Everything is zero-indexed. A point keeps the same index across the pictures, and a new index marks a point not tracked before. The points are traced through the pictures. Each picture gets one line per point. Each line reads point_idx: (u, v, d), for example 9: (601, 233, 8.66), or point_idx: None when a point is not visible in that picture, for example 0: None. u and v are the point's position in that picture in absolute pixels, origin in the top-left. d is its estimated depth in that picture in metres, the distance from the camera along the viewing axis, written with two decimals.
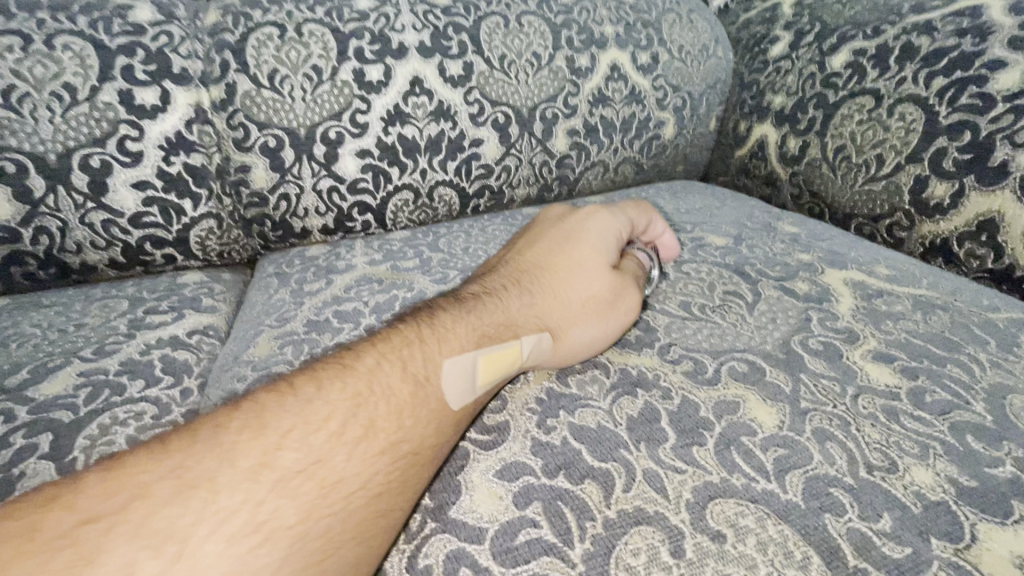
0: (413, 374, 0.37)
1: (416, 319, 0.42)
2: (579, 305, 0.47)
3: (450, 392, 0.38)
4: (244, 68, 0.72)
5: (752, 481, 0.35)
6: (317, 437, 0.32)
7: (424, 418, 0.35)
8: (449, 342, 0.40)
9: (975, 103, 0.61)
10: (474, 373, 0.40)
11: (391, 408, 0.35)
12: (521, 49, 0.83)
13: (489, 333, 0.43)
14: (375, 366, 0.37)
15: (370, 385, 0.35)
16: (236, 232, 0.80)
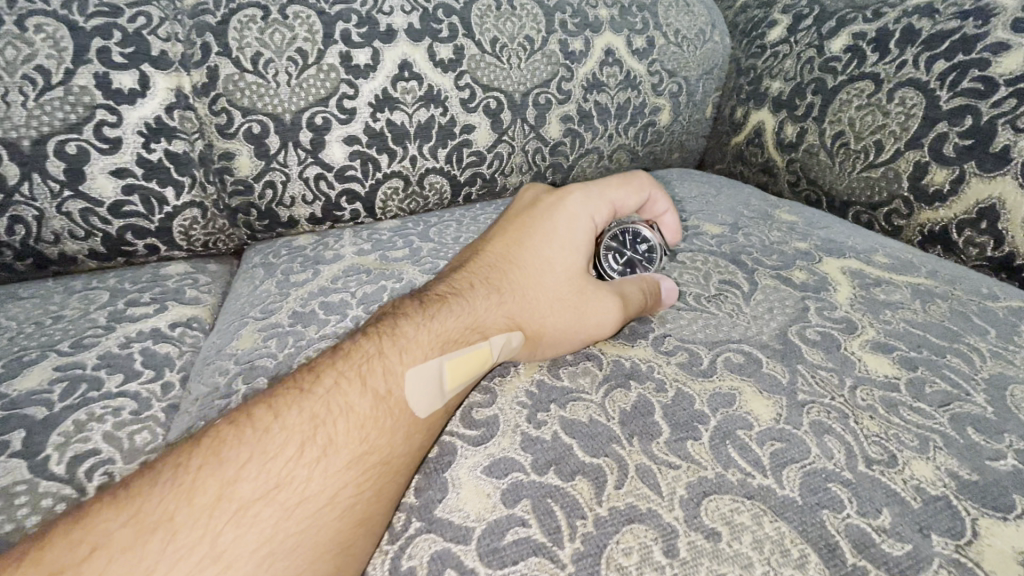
0: (373, 386, 0.35)
1: (377, 327, 0.40)
2: (559, 303, 0.45)
3: (417, 400, 0.36)
4: (226, 51, 0.70)
5: (748, 477, 0.34)
6: (276, 462, 0.30)
7: (390, 428, 0.34)
8: (411, 349, 0.38)
9: (976, 88, 0.60)
10: (442, 380, 0.37)
11: (353, 423, 0.33)
12: (513, 33, 0.80)
13: (458, 336, 0.40)
14: (334, 381, 0.35)
15: (328, 403, 0.34)
16: (221, 221, 0.78)
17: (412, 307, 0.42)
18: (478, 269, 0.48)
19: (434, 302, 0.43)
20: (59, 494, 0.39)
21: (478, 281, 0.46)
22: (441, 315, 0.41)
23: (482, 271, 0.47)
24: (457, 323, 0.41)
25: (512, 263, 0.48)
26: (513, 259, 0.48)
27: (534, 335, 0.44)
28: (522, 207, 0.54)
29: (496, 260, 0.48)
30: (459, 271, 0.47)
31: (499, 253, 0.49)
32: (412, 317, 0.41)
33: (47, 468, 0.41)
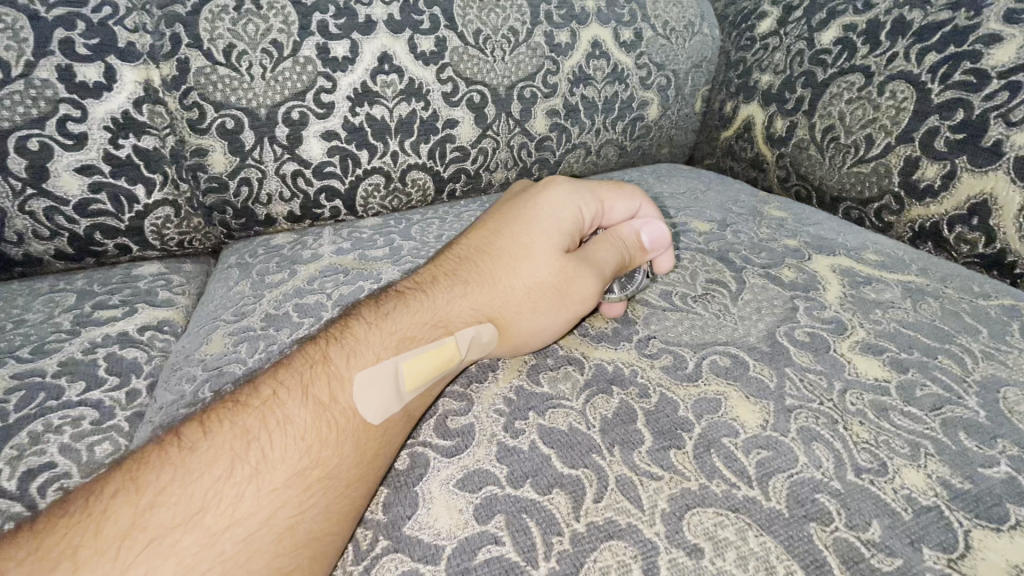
0: (316, 396, 0.34)
1: (328, 336, 0.39)
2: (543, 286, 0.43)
3: (365, 405, 0.34)
4: (197, 42, 0.67)
5: (733, 488, 0.33)
6: (202, 483, 0.29)
7: (332, 440, 0.33)
8: (360, 354, 0.37)
9: (968, 80, 0.58)
10: (394, 382, 0.36)
11: (290, 437, 0.32)
12: (497, 24, 0.78)
13: (413, 337, 0.39)
14: (272, 396, 0.34)
15: (264, 418, 0.33)
16: (196, 219, 0.75)
17: (366, 313, 0.41)
18: (440, 268, 0.46)
19: (390, 305, 0.42)
20: (8, 512, 0.37)
21: (439, 280, 0.44)
22: (396, 317, 0.40)
23: (441, 272, 0.46)
24: (414, 325, 0.40)
25: (476, 260, 0.46)
26: (476, 255, 0.46)
27: (502, 330, 0.42)
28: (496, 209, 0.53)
29: (459, 259, 0.47)
30: (421, 272, 0.46)
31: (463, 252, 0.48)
32: (366, 322, 0.40)
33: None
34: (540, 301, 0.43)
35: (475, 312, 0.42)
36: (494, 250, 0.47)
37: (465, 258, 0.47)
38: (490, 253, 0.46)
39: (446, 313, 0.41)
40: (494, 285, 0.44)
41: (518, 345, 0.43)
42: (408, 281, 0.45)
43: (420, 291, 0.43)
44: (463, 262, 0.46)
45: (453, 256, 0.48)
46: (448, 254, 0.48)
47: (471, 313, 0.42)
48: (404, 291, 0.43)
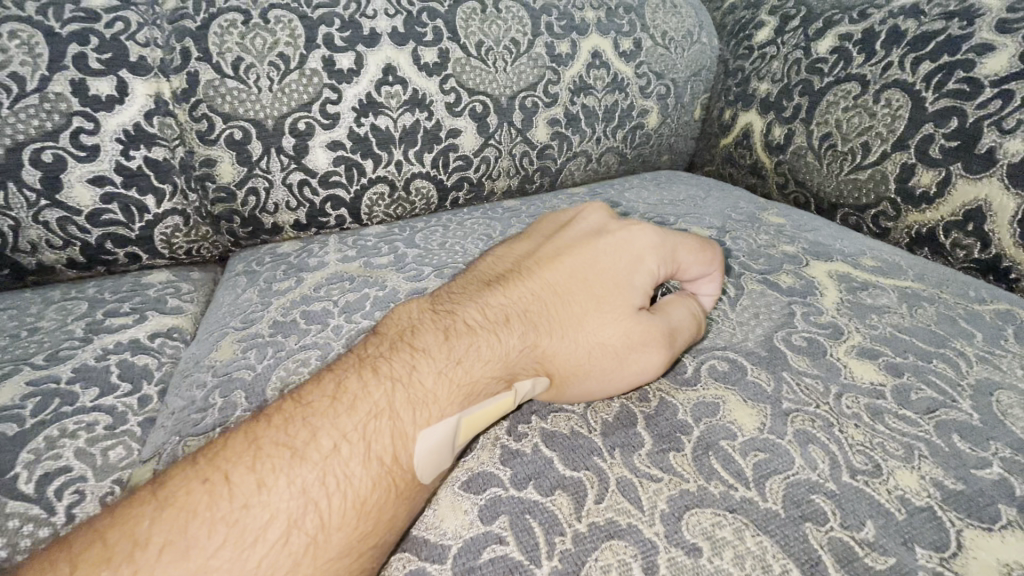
0: (379, 453, 0.31)
1: (391, 372, 0.36)
2: (609, 351, 0.39)
3: (424, 467, 0.32)
4: (207, 56, 0.69)
5: (731, 489, 0.33)
6: (258, 549, 0.27)
7: (391, 505, 0.31)
8: (428, 405, 0.34)
9: (961, 89, 0.60)
10: (454, 437, 0.34)
11: (351, 500, 0.29)
12: (499, 35, 0.80)
13: (478, 385, 0.36)
14: (332, 447, 0.31)
15: (323, 475, 0.30)
16: (204, 228, 0.76)
17: (432, 345, 0.38)
18: (501, 294, 0.43)
19: (454, 337, 0.39)
20: (26, 514, 0.38)
21: (503, 311, 0.41)
22: (461, 356, 0.37)
23: (503, 303, 0.42)
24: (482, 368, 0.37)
25: (540, 290, 0.43)
26: (543, 290, 0.43)
27: (561, 381, 0.39)
28: (563, 234, 0.49)
29: (523, 287, 0.43)
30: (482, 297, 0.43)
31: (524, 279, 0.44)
32: (432, 358, 0.37)
33: (15, 487, 0.40)
34: (602, 364, 0.39)
35: (539, 356, 0.39)
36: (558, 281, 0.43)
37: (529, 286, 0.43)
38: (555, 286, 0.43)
39: (510, 355, 0.38)
40: (562, 329, 0.40)
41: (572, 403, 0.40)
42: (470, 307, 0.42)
43: (484, 323, 0.40)
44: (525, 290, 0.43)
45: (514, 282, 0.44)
46: (511, 281, 0.44)
47: (534, 357, 0.39)
48: (468, 323, 0.40)
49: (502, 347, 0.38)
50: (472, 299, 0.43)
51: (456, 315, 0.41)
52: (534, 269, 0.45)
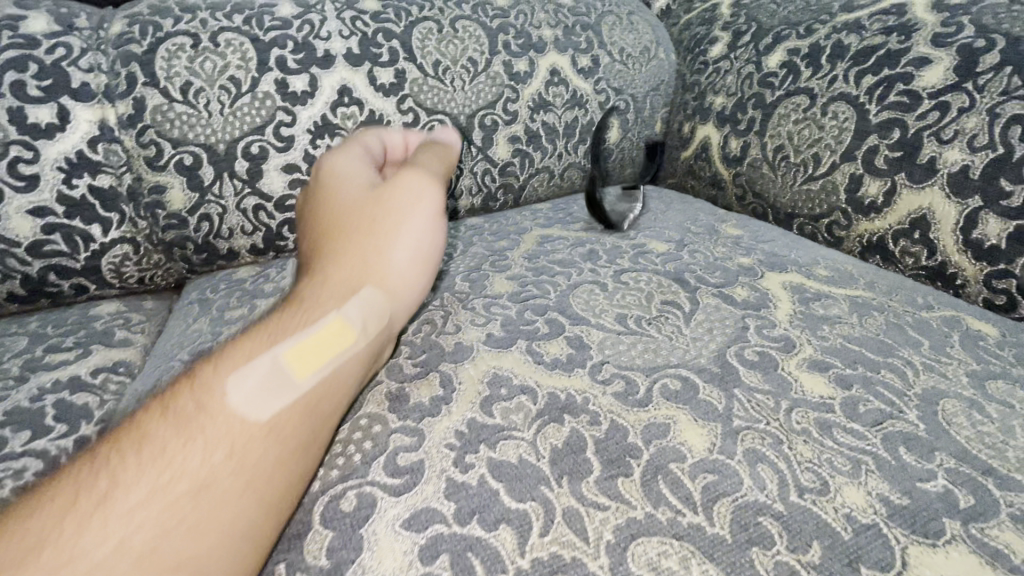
0: (228, 384, 0.35)
1: (102, 497, 0.29)
2: (388, 253, 0.47)
3: (261, 404, 0.35)
4: (153, 81, 0.67)
5: (678, 515, 0.33)
6: (112, 475, 0.30)
7: (226, 453, 0.33)
8: (289, 333, 0.40)
9: (902, 101, 0.62)
10: (305, 347, 0.39)
11: (193, 441, 0.32)
12: (456, 55, 0.80)
13: (341, 294, 0.44)
14: (206, 376, 0.36)
15: (178, 411, 0.34)
16: (156, 256, 0.74)
17: (166, 456, 0.31)
18: (274, 379, 0.36)
19: (186, 451, 0.32)
20: None
21: (270, 403, 0.35)
22: (190, 473, 0.31)
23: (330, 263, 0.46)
24: (292, 388, 0.37)
25: (328, 382, 0.38)
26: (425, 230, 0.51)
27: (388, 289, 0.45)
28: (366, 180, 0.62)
29: (340, 260, 0.46)
30: (242, 373, 0.36)
31: (313, 369, 0.38)
32: (154, 480, 0.30)
33: None
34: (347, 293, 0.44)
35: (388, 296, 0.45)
36: (343, 387, 0.39)
37: (312, 385, 0.37)
38: (334, 391, 0.39)
39: (257, 477, 0.33)
40: (373, 241, 0.47)
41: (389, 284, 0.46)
42: (230, 390, 0.35)
43: (244, 434, 0.34)
44: (302, 390, 0.37)
45: (284, 360, 0.38)
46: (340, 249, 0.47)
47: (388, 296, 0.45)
48: (218, 415, 0.34)
49: (241, 466, 0.33)
50: (241, 372, 0.36)
51: (216, 403, 0.34)
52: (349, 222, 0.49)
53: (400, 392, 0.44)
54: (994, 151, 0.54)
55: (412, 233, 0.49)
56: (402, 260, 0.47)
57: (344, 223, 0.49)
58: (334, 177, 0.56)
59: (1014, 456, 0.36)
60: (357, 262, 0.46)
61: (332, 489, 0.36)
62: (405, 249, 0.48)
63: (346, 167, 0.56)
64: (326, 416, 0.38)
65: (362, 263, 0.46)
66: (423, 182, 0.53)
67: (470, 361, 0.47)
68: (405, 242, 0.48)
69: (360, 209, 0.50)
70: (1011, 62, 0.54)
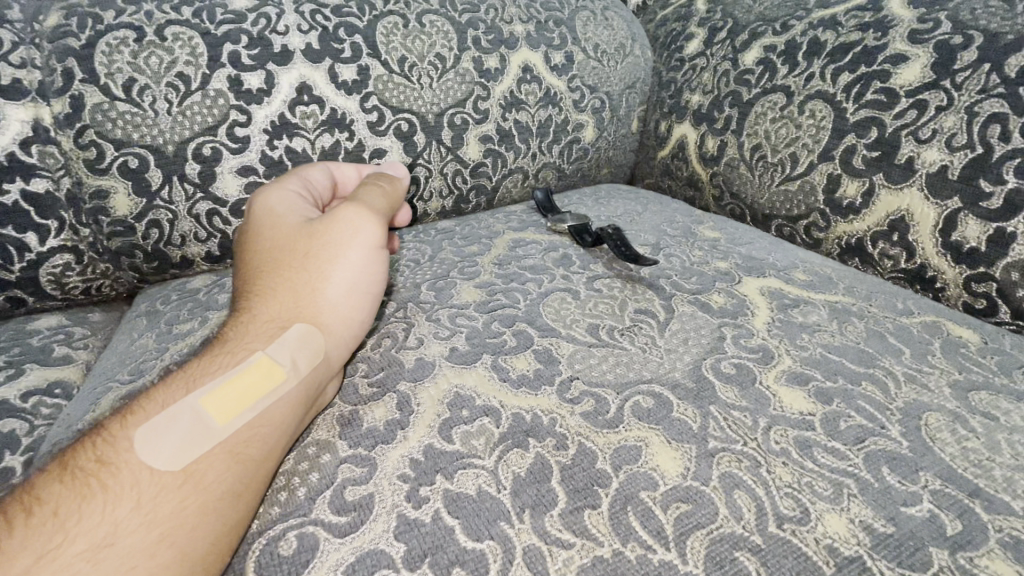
0: (137, 439, 0.33)
1: None
2: (322, 285, 0.44)
3: (171, 457, 0.32)
4: (93, 77, 0.60)
5: (649, 552, 0.30)
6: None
7: (129, 511, 0.29)
8: (207, 378, 0.37)
9: (879, 99, 0.60)
10: (222, 392, 0.36)
11: (93, 501, 0.29)
12: (423, 51, 0.75)
13: (269, 332, 0.41)
14: (114, 430, 0.33)
15: (79, 472, 0.31)
16: (102, 265, 0.67)
17: (61, 520, 0.28)
18: (189, 428, 0.34)
19: (83, 513, 0.29)
20: None
21: (182, 451, 0.32)
22: (89, 533, 0.28)
23: (259, 295, 0.43)
24: (208, 435, 0.34)
25: (254, 425, 0.35)
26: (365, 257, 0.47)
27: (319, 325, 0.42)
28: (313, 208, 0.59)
29: (270, 291, 0.43)
30: (152, 425, 0.33)
31: (236, 413, 0.35)
32: (43, 547, 0.27)
33: None
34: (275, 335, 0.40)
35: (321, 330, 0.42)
36: (273, 431, 0.36)
37: (234, 431, 0.34)
38: (263, 436, 0.35)
39: (171, 530, 0.29)
40: (306, 274, 0.44)
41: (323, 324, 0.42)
42: (140, 443, 0.32)
43: (153, 488, 0.31)
44: (222, 437, 0.34)
45: (202, 407, 0.35)
46: (270, 280, 0.44)
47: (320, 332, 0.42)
48: (125, 468, 0.31)
49: (151, 521, 0.29)
50: (153, 422, 0.34)
51: (123, 456, 0.32)
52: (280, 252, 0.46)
53: (353, 416, 0.41)
54: (972, 150, 0.53)
55: (348, 266, 0.45)
56: (339, 293, 0.44)
57: (276, 257, 0.45)
58: (266, 212, 0.50)
59: (1000, 475, 0.35)
60: (287, 294, 0.43)
61: (272, 529, 0.32)
62: (342, 282, 0.44)
63: (282, 203, 0.51)
64: (255, 463, 0.34)
65: (295, 301, 0.43)
66: (361, 216, 0.47)
67: (430, 380, 0.44)
68: (340, 276, 0.44)
69: (293, 247, 0.45)
70: (989, 60, 0.53)
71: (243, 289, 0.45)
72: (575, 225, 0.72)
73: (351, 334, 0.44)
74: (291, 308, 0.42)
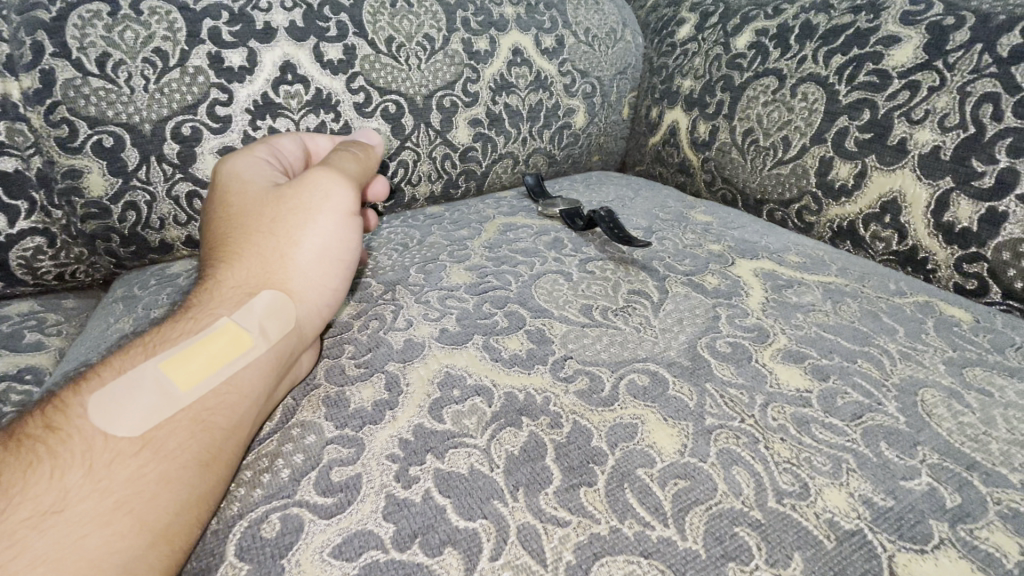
0: (91, 407, 0.31)
1: None
2: (291, 251, 0.43)
3: (127, 424, 0.31)
4: (64, 51, 0.56)
5: (646, 529, 0.29)
6: None
7: (80, 480, 0.28)
8: (168, 344, 0.36)
9: (872, 81, 0.60)
10: (185, 357, 0.35)
11: (40, 469, 0.28)
12: (411, 31, 0.73)
13: (235, 300, 0.39)
14: (66, 398, 0.32)
15: (24, 441, 0.29)
16: (77, 249, 0.63)
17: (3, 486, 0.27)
18: (148, 394, 0.32)
19: (29, 480, 0.27)
20: None
21: (139, 417, 0.31)
22: (35, 500, 0.27)
23: (225, 262, 0.42)
24: (168, 402, 0.32)
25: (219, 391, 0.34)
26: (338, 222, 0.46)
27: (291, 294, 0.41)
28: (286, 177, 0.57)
29: (236, 257, 0.42)
30: (109, 391, 0.32)
31: (200, 378, 0.34)
32: None
33: None
34: (241, 303, 0.39)
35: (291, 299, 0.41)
36: (240, 397, 0.35)
37: (198, 397, 0.33)
38: (229, 403, 0.34)
39: (127, 498, 0.28)
40: (274, 240, 0.43)
41: (292, 291, 0.42)
42: (95, 409, 0.31)
43: (108, 455, 0.29)
44: (184, 404, 0.33)
45: (163, 373, 0.34)
46: (235, 245, 0.42)
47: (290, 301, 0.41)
48: (76, 436, 0.30)
49: (106, 488, 0.28)
50: (111, 388, 0.32)
51: (75, 423, 0.30)
52: (246, 215, 0.44)
53: (339, 397, 0.39)
54: (965, 130, 0.52)
55: (319, 232, 0.44)
56: (308, 260, 0.43)
57: (243, 223, 0.44)
58: (231, 176, 0.48)
59: (998, 449, 0.34)
60: (255, 262, 0.42)
61: (253, 512, 0.31)
62: (312, 248, 0.43)
63: (248, 165, 0.49)
64: (220, 431, 0.33)
65: (264, 267, 0.42)
66: (331, 180, 0.46)
67: (420, 360, 0.42)
68: (311, 241, 0.43)
69: (260, 211, 0.44)
70: (981, 40, 0.52)
71: (206, 258, 0.43)
72: (566, 208, 0.71)
73: (321, 304, 0.43)
74: (259, 276, 0.41)
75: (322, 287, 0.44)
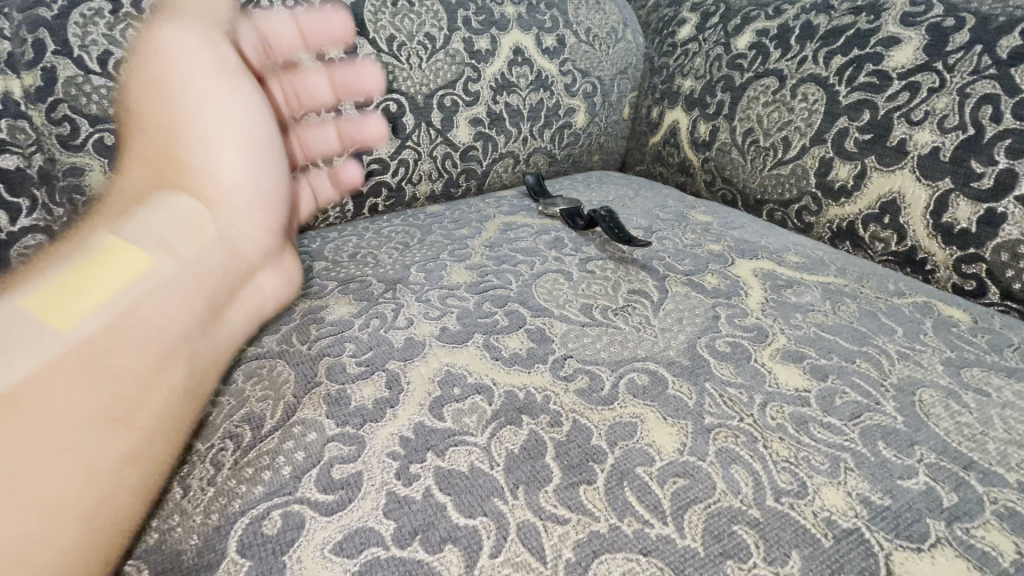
0: None
1: None
2: (212, 180, 0.50)
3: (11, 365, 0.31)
4: (66, 49, 0.56)
5: (645, 526, 0.29)
6: None
7: None
8: (62, 282, 0.37)
9: (872, 82, 0.60)
10: (80, 291, 0.37)
11: None
12: (413, 30, 0.73)
13: (156, 228, 0.44)
14: None
15: None
16: None
17: None
18: (35, 335, 0.33)
19: None
20: None
21: (28, 360, 0.32)
22: None
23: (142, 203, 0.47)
24: (65, 338, 0.34)
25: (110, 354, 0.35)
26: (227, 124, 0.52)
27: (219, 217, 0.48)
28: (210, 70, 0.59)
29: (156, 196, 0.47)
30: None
31: (90, 312, 0.36)
32: None
33: None
34: (162, 229, 0.44)
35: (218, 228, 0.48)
36: (155, 330, 0.38)
37: (89, 331, 0.35)
38: (127, 336, 0.36)
39: (23, 439, 0.29)
40: (190, 174, 0.49)
41: (227, 215, 0.49)
42: None
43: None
44: (75, 339, 0.34)
45: (48, 313, 0.35)
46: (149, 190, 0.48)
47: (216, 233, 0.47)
48: None
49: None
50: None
51: None
52: (166, 150, 0.50)
53: (340, 395, 0.39)
54: (964, 132, 0.53)
55: (233, 160, 0.51)
56: (234, 183, 0.51)
57: (165, 157, 0.50)
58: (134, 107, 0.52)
59: (994, 449, 0.34)
60: (170, 195, 0.47)
61: (255, 508, 0.31)
62: (230, 172, 0.51)
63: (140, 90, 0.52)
64: (131, 364, 0.35)
65: (190, 193, 0.48)
66: (228, 85, 0.53)
67: (420, 359, 0.43)
68: (230, 166, 0.51)
69: (167, 147, 0.50)
70: (981, 41, 0.53)
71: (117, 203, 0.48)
72: (567, 208, 0.71)
73: (254, 230, 0.51)
74: (165, 216, 0.45)
75: (257, 218, 0.51)
